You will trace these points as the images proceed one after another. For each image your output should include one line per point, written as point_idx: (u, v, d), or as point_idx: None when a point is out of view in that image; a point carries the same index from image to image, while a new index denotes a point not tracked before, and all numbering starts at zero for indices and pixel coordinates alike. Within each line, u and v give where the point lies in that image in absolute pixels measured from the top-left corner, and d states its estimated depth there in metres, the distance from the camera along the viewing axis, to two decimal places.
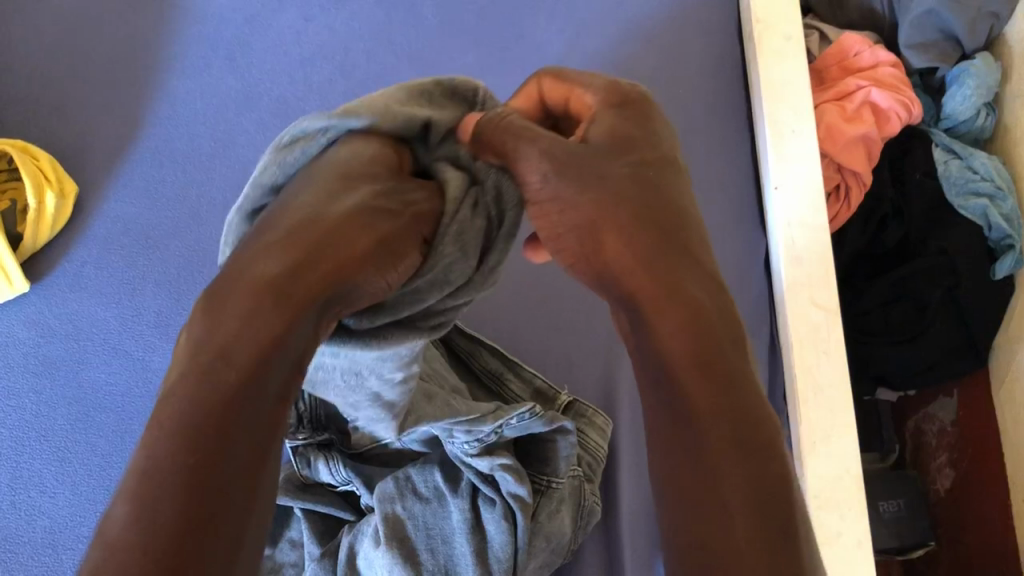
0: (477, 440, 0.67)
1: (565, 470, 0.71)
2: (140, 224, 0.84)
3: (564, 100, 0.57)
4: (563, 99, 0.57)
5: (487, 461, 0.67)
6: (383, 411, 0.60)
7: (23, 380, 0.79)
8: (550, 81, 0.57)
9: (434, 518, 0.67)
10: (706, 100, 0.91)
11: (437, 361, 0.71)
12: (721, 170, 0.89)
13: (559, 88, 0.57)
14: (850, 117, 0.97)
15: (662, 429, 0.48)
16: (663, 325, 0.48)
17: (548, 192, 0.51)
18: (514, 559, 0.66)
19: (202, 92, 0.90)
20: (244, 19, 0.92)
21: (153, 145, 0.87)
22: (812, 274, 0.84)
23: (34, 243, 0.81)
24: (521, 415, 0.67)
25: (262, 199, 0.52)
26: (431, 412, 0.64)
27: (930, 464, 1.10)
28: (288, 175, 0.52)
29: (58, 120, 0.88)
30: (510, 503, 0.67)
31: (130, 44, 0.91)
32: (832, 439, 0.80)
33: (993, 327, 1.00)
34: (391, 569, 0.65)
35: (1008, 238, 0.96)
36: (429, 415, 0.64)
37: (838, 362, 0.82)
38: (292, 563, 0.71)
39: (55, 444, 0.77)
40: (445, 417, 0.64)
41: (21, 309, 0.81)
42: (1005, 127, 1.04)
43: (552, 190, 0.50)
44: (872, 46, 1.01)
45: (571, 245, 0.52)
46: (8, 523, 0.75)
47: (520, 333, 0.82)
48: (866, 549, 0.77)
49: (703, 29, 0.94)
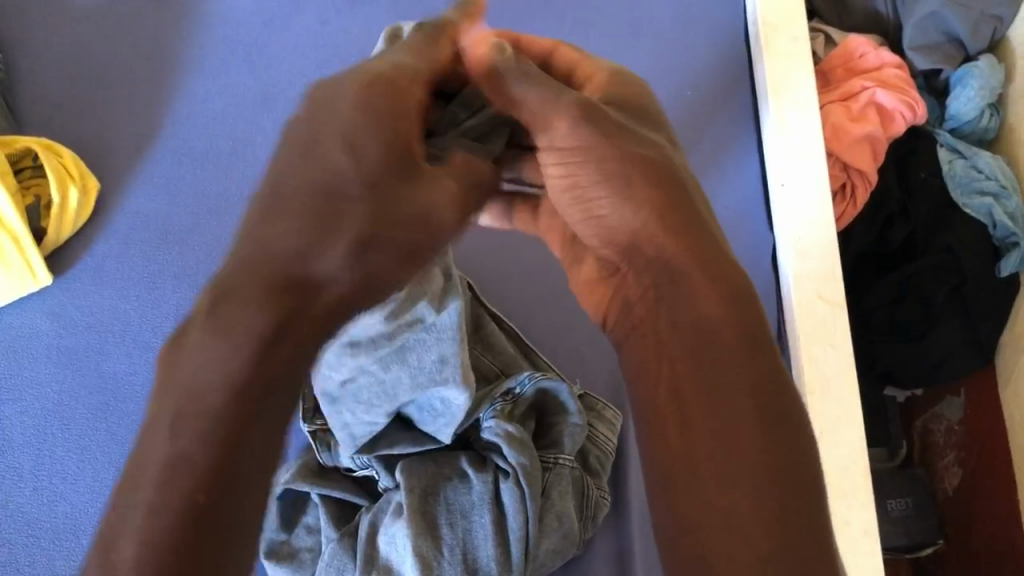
0: (495, 407, 0.72)
1: (571, 449, 0.73)
2: (159, 219, 0.86)
3: (572, 69, 0.58)
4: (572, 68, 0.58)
5: (499, 428, 0.70)
6: (350, 436, 0.67)
7: (46, 369, 0.81)
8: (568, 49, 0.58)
9: (455, 494, 0.70)
10: (710, 102, 0.94)
11: (501, 345, 0.77)
12: (728, 172, 0.91)
13: (569, 55, 0.58)
14: (855, 116, 0.99)
15: (644, 421, 0.49)
16: (701, 302, 0.49)
17: (579, 138, 0.52)
18: (526, 529, 0.69)
19: (220, 92, 0.92)
20: (262, 21, 0.94)
21: (172, 144, 0.89)
22: (820, 270, 0.86)
23: (57, 237, 0.84)
24: (524, 380, 0.73)
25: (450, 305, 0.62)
26: (386, 442, 0.70)
27: (939, 462, 1.10)
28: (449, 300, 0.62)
29: (81, 120, 0.90)
30: (519, 474, 0.69)
31: (150, 47, 0.94)
32: (840, 431, 0.81)
33: (999, 327, 1.01)
34: (407, 535, 0.67)
35: (1012, 236, 0.98)
36: (398, 440, 0.70)
37: (845, 354, 0.84)
38: (308, 547, 0.73)
39: (76, 432, 0.79)
40: (415, 444, 0.71)
41: (45, 301, 0.83)
42: (1009, 127, 1.05)
43: (583, 135, 0.51)
44: (877, 47, 1.03)
45: (599, 196, 0.52)
46: (30, 507, 0.77)
47: (535, 322, 0.84)
48: (871, 538, 0.78)
49: (708, 34, 0.97)
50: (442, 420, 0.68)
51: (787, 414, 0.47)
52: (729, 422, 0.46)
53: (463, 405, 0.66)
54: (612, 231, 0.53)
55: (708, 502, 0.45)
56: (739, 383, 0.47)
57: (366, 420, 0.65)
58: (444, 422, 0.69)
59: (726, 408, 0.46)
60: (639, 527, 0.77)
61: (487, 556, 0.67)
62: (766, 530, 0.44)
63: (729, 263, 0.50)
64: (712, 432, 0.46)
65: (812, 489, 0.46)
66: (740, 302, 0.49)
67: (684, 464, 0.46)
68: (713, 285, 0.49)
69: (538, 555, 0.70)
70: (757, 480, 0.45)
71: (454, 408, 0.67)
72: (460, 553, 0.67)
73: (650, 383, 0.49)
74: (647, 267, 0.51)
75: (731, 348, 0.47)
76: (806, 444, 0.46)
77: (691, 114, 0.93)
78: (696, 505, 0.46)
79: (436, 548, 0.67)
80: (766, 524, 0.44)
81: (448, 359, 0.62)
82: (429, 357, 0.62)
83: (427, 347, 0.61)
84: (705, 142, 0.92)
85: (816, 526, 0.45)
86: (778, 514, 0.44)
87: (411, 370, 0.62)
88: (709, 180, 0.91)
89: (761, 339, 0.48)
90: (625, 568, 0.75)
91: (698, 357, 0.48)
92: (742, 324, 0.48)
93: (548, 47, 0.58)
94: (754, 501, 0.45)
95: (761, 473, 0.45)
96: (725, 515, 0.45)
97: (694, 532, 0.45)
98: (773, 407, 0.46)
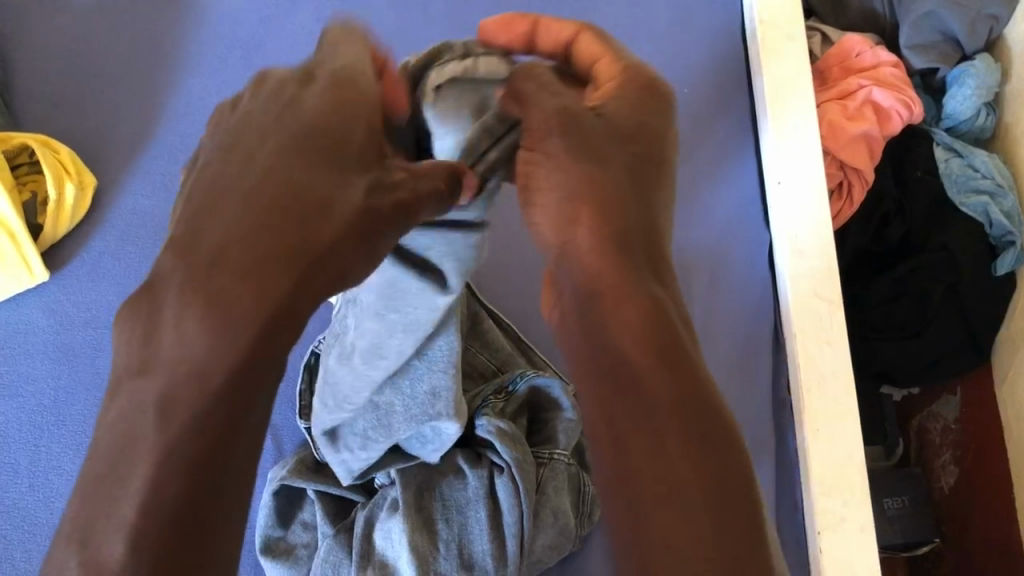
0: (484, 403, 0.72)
1: (566, 444, 0.73)
2: (156, 216, 0.87)
3: (593, 60, 0.56)
4: (591, 59, 0.56)
5: (487, 427, 0.70)
6: (345, 470, 0.68)
7: (43, 365, 0.81)
8: (590, 36, 0.56)
9: (450, 490, 0.70)
10: (706, 102, 0.94)
11: (496, 343, 0.78)
12: (722, 175, 0.92)
13: (593, 46, 0.56)
14: (851, 115, 0.99)
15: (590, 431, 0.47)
16: (618, 314, 0.48)
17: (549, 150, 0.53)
18: (520, 525, 0.68)
19: (218, 90, 0.92)
20: (259, 18, 0.94)
21: (170, 141, 0.90)
22: (814, 267, 0.86)
23: (54, 233, 0.84)
24: (516, 378, 0.73)
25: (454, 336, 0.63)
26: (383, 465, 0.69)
27: (934, 462, 1.10)
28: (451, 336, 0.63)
29: (78, 116, 0.90)
30: (511, 470, 0.69)
31: (148, 43, 0.94)
32: (836, 427, 0.81)
33: (994, 324, 1.01)
34: (402, 532, 0.67)
35: (1009, 235, 0.97)
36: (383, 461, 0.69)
37: (841, 350, 0.83)
38: (304, 543, 0.73)
39: (72, 429, 0.79)
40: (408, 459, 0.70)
41: (41, 298, 0.83)
42: (1006, 126, 1.05)
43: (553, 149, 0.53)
44: (874, 46, 1.03)
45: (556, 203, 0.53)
46: (26, 503, 0.77)
47: (532, 319, 0.85)
48: (867, 534, 0.78)
49: (706, 31, 0.97)
50: (430, 447, 0.68)
51: (718, 435, 0.45)
52: (663, 443, 0.44)
53: (454, 433, 0.66)
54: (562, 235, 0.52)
55: (653, 519, 0.43)
56: (671, 404, 0.45)
57: (364, 457, 0.67)
58: (433, 448, 0.68)
59: (654, 428, 0.45)
60: None
61: (482, 551, 0.67)
62: (701, 547, 0.42)
63: (646, 286, 0.49)
64: (646, 448, 0.44)
65: (753, 511, 0.44)
66: (652, 327, 0.48)
67: (625, 480, 0.44)
68: (625, 300, 0.48)
69: (533, 551, 0.70)
70: (693, 498, 0.43)
71: (445, 436, 0.67)
72: (455, 548, 0.67)
73: (587, 392, 0.48)
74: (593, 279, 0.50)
75: (655, 364, 0.47)
76: (739, 463, 0.45)
77: (688, 112, 0.94)
78: (634, 531, 0.43)
79: (431, 543, 0.67)
80: (703, 540, 0.42)
81: (440, 393, 0.63)
82: (421, 388, 0.63)
83: (420, 376, 0.63)
84: (701, 142, 0.93)
85: (752, 542, 0.43)
86: (714, 535, 0.42)
87: (405, 395, 0.64)
88: (704, 183, 0.92)
89: (688, 361, 0.47)
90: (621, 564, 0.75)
91: (626, 373, 0.47)
92: (660, 343, 0.47)
93: (570, 34, 0.57)
94: (692, 522, 0.42)
95: (693, 498, 0.43)
96: (667, 536, 0.42)
97: (638, 552, 0.42)
98: (697, 426, 0.45)
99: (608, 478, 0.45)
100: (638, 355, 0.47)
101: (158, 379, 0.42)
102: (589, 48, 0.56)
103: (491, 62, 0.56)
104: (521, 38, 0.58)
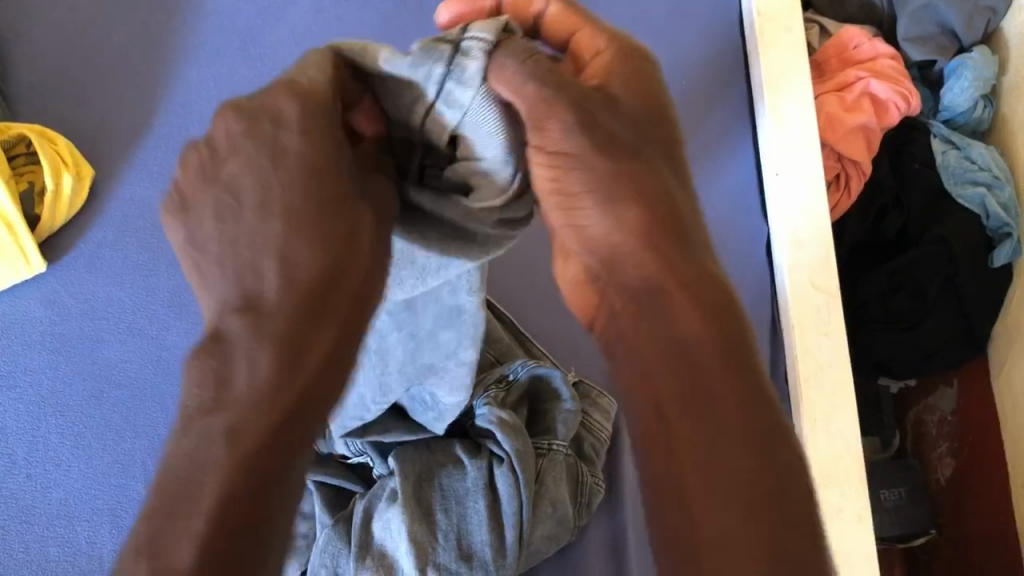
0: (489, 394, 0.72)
1: (565, 434, 0.73)
2: (154, 207, 0.86)
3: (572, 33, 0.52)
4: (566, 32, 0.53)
5: (489, 418, 0.70)
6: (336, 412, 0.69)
7: (40, 356, 0.81)
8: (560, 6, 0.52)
9: (449, 480, 0.70)
10: (704, 94, 0.94)
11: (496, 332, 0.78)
12: (721, 167, 0.92)
13: (567, 17, 0.52)
14: (849, 107, 0.99)
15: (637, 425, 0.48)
16: (681, 308, 0.47)
17: (570, 146, 0.47)
18: (521, 515, 0.68)
19: (215, 81, 0.92)
20: (257, 10, 0.94)
21: (168, 132, 0.89)
22: (813, 258, 0.86)
23: (51, 224, 0.83)
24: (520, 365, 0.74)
25: (464, 340, 0.62)
26: (377, 429, 0.71)
27: (931, 454, 1.10)
28: (462, 341, 0.62)
29: (74, 108, 0.90)
30: (512, 460, 0.69)
31: (144, 33, 0.93)
32: (834, 419, 0.82)
33: (991, 316, 1.01)
34: (401, 524, 0.67)
35: (1005, 226, 0.98)
36: (388, 425, 0.71)
37: (838, 342, 0.84)
38: (303, 534, 0.73)
39: (69, 419, 0.79)
40: (409, 432, 0.72)
41: (38, 288, 0.83)
42: (1003, 117, 1.05)
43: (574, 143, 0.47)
44: (871, 38, 1.03)
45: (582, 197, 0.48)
46: (24, 493, 0.77)
47: (529, 311, 0.85)
48: (866, 525, 0.79)
49: (705, 22, 0.97)
50: (432, 413, 0.70)
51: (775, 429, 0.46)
52: (722, 447, 0.45)
53: (450, 406, 0.68)
54: (592, 241, 0.50)
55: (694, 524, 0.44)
56: (738, 403, 0.46)
57: (358, 409, 0.68)
58: (433, 415, 0.70)
59: (721, 424, 0.45)
60: (632, 515, 0.77)
61: (481, 541, 0.67)
62: (769, 549, 0.43)
63: (708, 270, 0.48)
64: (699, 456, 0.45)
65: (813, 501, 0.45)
66: (714, 314, 0.47)
67: (679, 486, 0.45)
68: (699, 295, 0.47)
69: (532, 541, 0.70)
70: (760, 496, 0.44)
71: (442, 406, 0.68)
72: (454, 539, 0.67)
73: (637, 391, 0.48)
74: (630, 289, 0.49)
75: (723, 358, 0.46)
76: (797, 454, 0.46)
77: (687, 105, 0.94)
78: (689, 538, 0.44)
79: (430, 535, 0.67)
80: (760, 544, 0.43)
81: (440, 368, 0.64)
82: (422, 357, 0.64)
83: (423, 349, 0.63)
84: (700, 132, 0.93)
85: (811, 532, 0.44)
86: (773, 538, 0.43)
87: (410, 352, 0.62)
88: (702, 174, 0.92)
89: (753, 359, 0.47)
90: (618, 554, 0.75)
91: (683, 367, 0.47)
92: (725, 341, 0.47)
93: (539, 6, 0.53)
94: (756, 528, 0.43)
95: (756, 502, 0.44)
96: (725, 536, 0.43)
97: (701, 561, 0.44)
98: (763, 424, 0.45)
99: (656, 481, 0.46)
100: (708, 350, 0.47)
101: (226, 413, 0.46)
102: (558, 21, 0.52)
103: (484, 25, 0.48)
104: (488, 11, 0.54)
